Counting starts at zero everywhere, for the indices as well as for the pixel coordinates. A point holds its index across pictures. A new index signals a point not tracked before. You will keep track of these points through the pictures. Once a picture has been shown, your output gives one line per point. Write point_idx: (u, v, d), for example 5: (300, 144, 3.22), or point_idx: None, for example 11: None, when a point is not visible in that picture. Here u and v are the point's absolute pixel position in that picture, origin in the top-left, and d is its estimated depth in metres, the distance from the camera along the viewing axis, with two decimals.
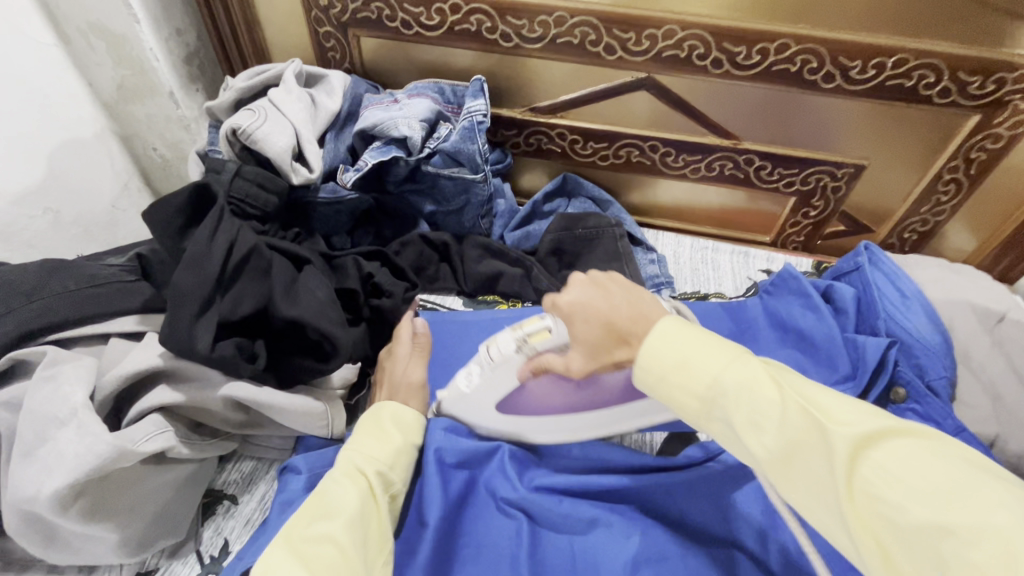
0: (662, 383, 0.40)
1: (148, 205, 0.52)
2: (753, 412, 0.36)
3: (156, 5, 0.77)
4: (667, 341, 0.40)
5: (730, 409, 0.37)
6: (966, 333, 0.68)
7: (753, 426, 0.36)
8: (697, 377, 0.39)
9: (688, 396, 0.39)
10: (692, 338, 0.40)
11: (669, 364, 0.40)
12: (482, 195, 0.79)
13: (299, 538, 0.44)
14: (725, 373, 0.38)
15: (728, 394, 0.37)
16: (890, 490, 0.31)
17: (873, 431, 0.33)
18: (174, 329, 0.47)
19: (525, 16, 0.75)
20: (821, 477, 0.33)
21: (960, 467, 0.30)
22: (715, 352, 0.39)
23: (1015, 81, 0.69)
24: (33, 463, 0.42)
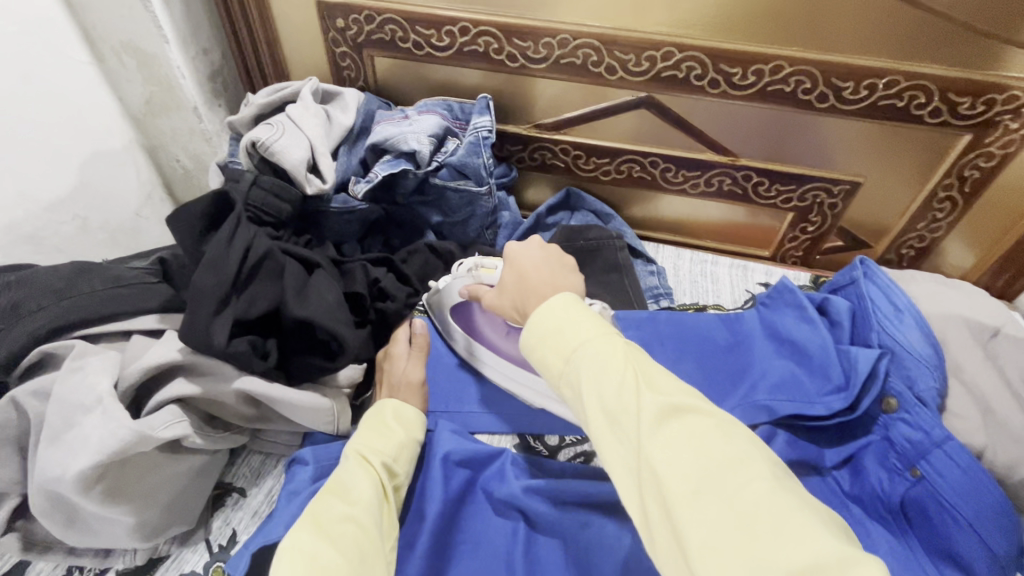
0: (536, 344, 0.46)
1: (171, 210, 0.55)
2: (597, 373, 0.41)
3: (185, 26, 0.82)
4: (555, 310, 0.46)
5: (584, 372, 0.42)
6: (957, 346, 0.70)
7: (594, 386, 0.41)
8: (567, 344, 0.44)
9: (556, 358, 0.45)
10: (574, 309, 0.46)
11: (549, 329, 0.46)
12: (487, 208, 0.83)
13: (322, 515, 0.46)
14: (590, 344, 0.43)
15: (586, 358, 0.43)
16: (680, 451, 0.36)
17: (680, 407, 0.39)
18: (193, 326, 0.50)
19: (530, 38, 0.79)
20: (631, 432, 0.39)
21: (734, 443, 0.37)
22: (589, 324, 0.45)
23: (1004, 103, 0.71)
24: (60, 446, 0.45)
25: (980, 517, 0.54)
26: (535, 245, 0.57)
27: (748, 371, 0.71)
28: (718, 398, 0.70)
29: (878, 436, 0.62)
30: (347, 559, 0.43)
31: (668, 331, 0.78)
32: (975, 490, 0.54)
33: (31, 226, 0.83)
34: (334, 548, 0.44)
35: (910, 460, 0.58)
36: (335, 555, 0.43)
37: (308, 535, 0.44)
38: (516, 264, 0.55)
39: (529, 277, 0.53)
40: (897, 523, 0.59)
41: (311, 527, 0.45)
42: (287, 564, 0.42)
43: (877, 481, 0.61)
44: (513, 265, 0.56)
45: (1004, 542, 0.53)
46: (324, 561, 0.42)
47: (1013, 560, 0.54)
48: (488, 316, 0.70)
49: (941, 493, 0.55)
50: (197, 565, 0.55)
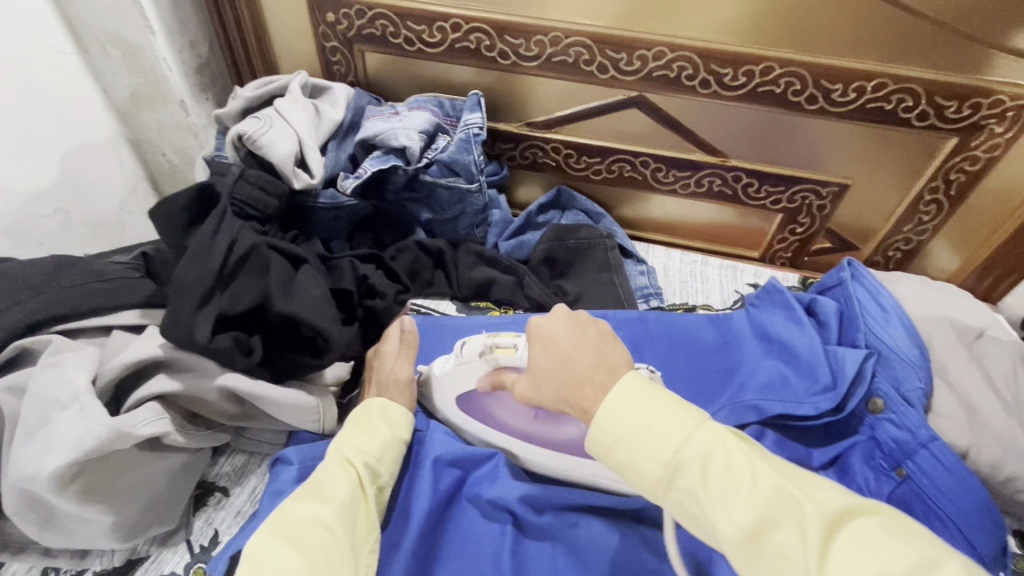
0: (625, 449, 0.40)
1: (154, 204, 0.54)
2: (719, 484, 0.36)
3: (171, 18, 0.81)
4: (635, 403, 0.41)
5: (701, 482, 0.37)
6: (943, 347, 0.70)
7: (723, 503, 0.36)
8: (665, 447, 0.38)
9: (656, 468, 0.39)
10: (656, 399, 0.41)
11: (636, 429, 0.40)
12: (477, 205, 0.82)
13: (286, 520, 0.46)
14: (692, 443, 0.38)
15: (697, 465, 0.37)
16: (859, 564, 0.32)
17: (826, 506, 0.35)
18: (175, 321, 0.49)
19: (522, 35, 0.79)
20: (789, 553, 0.34)
21: (910, 542, 0.32)
22: (684, 419, 0.39)
23: (990, 107, 0.72)
24: (34, 443, 0.44)
25: (964, 516, 0.54)
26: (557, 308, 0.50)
27: (736, 371, 0.71)
28: (707, 398, 0.70)
29: (864, 436, 0.62)
30: (309, 564, 0.43)
31: (657, 331, 0.78)
32: (960, 490, 0.55)
33: (11, 220, 0.81)
34: (298, 552, 0.43)
35: (896, 460, 0.59)
36: (298, 559, 0.43)
37: (272, 540, 0.44)
38: (551, 346, 0.47)
39: (572, 362, 0.45)
40: None
41: (272, 533, 0.44)
42: (247, 570, 0.42)
43: (862, 481, 0.61)
44: (549, 344, 0.48)
45: (987, 540, 0.54)
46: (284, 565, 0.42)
47: (997, 559, 0.54)
48: (505, 405, 0.62)
49: (927, 491, 0.56)
50: (177, 565, 0.53)
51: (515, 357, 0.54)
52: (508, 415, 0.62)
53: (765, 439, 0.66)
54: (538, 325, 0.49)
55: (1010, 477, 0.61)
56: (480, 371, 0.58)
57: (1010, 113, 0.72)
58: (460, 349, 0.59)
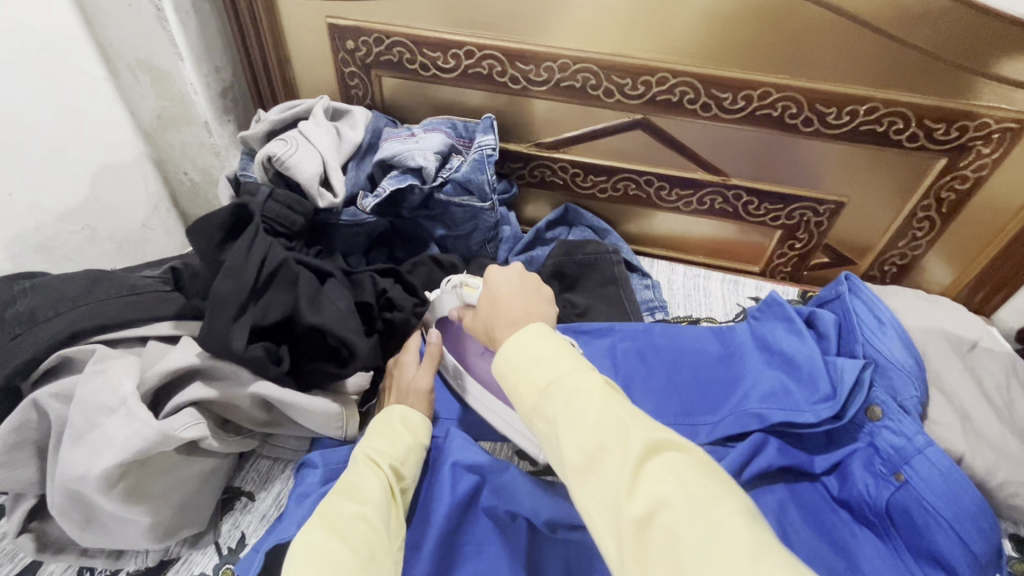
0: (509, 375, 0.46)
1: (191, 220, 0.58)
2: (573, 410, 0.41)
3: (199, 45, 0.86)
4: (531, 341, 0.47)
5: (560, 409, 0.42)
6: (939, 358, 0.73)
7: (570, 424, 0.41)
8: (542, 377, 0.44)
9: (530, 393, 0.44)
10: (548, 342, 0.46)
11: (522, 362, 0.46)
12: (490, 221, 0.86)
13: (332, 516, 0.48)
14: (564, 375, 0.43)
15: (561, 395, 0.43)
16: (661, 483, 0.36)
17: (660, 441, 0.39)
18: (213, 332, 0.53)
19: (532, 62, 0.83)
20: (612, 474, 0.38)
21: (711, 478, 0.37)
22: (568, 359, 0.45)
23: (976, 129, 0.76)
24: (83, 446, 0.47)
25: (960, 519, 0.56)
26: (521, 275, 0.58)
27: (740, 381, 0.74)
28: (712, 407, 0.73)
29: (863, 443, 0.65)
30: (356, 555, 0.45)
31: (662, 343, 0.81)
32: (955, 493, 0.57)
33: (42, 236, 0.85)
34: (345, 544, 0.45)
35: (895, 466, 0.61)
36: (348, 552, 0.45)
37: (320, 533, 0.46)
38: (492, 289, 0.56)
39: (502, 300, 0.54)
40: (884, 526, 0.61)
41: (322, 528, 0.46)
42: (299, 560, 0.43)
43: (863, 487, 0.63)
44: (490, 291, 0.56)
45: (982, 541, 0.56)
46: (337, 557, 0.44)
47: (993, 561, 0.56)
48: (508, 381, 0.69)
49: (923, 495, 0.58)
50: (207, 566, 0.56)
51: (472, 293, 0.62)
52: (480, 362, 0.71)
53: (769, 446, 0.67)
54: (491, 277, 0.57)
55: (1004, 482, 0.63)
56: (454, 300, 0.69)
57: (995, 135, 0.76)
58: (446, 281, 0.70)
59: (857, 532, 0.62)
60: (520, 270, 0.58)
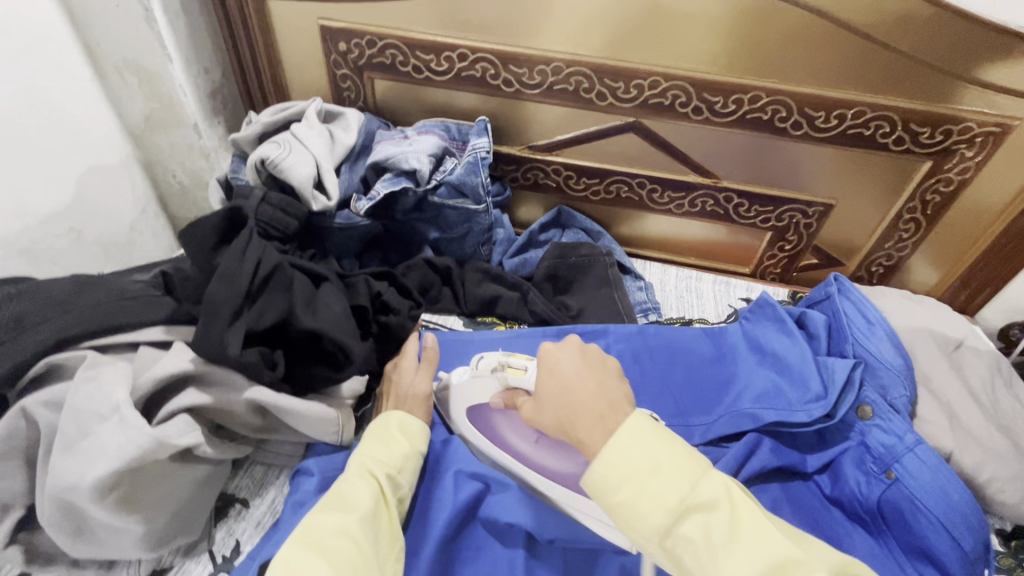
0: (627, 492, 0.40)
1: (183, 224, 0.57)
2: (723, 536, 0.38)
3: (188, 46, 0.85)
4: (644, 448, 0.41)
5: (704, 531, 0.38)
6: (925, 357, 0.75)
7: (725, 554, 0.37)
8: (672, 497, 0.39)
9: (659, 516, 0.39)
10: (663, 443, 0.41)
11: (645, 475, 0.40)
12: (484, 224, 0.85)
13: (314, 533, 0.48)
14: (699, 492, 0.39)
15: (702, 513, 0.39)
16: None
17: (821, 558, 0.38)
18: (207, 336, 0.52)
19: (525, 65, 0.84)
20: None
21: None
22: (688, 466, 0.40)
23: (959, 133, 0.78)
24: (75, 455, 0.46)
25: (949, 516, 0.58)
26: (569, 342, 0.50)
27: (733, 381, 0.75)
28: (706, 408, 0.74)
29: (855, 441, 0.66)
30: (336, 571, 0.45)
31: (657, 344, 0.81)
32: (942, 490, 0.59)
33: (28, 240, 0.83)
34: (326, 561, 0.45)
35: (885, 464, 0.62)
36: (327, 569, 0.45)
37: (300, 551, 0.46)
38: (555, 373, 0.48)
39: (576, 394, 0.46)
40: (874, 524, 0.62)
41: (302, 544, 0.46)
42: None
43: (854, 485, 0.64)
44: (553, 375, 0.48)
45: (971, 537, 0.57)
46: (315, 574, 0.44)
47: (980, 556, 0.57)
48: (513, 426, 0.67)
49: (913, 494, 0.59)
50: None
51: (523, 379, 0.59)
52: (506, 426, 0.67)
53: (762, 448, 0.68)
54: (550, 359, 0.49)
55: (989, 478, 0.64)
56: (490, 387, 0.63)
57: (978, 138, 0.78)
58: (476, 364, 0.65)
59: (850, 530, 0.63)
60: (577, 340, 0.50)
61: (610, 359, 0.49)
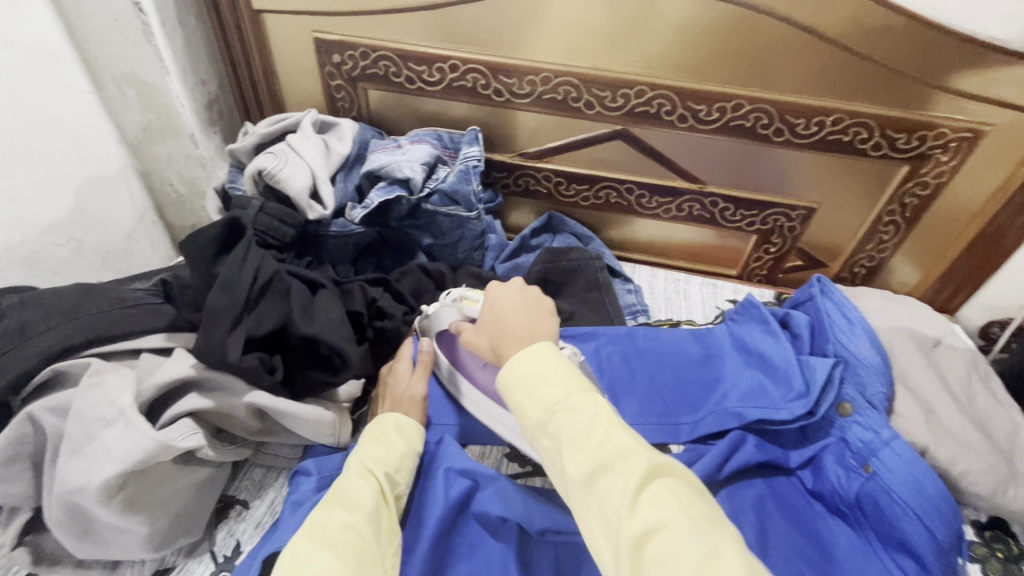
0: (519, 393, 0.50)
1: (185, 235, 0.59)
2: (577, 432, 0.46)
3: (186, 59, 0.87)
4: (537, 361, 0.51)
5: (567, 429, 0.47)
6: (904, 355, 0.77)
7: (575, 446, 0.45)
8: (546, 398, 0.49)
9: (535, 410, 0.49)
10: (555, 362, 0.51)
11: (529, 380, 0.50)
12: (476, 231, 0.88)
13: (321, 527, 0.49)
14: (569, 398, 0.48)
15: (567, 415, 0.47)
16: (657, 505, 0.41)
17: (658, 466, 0.44)
18: (208, 343, 0.54)
19: (515, 75, 0.86)
20: (611, 492, 0.43)
21: (701, 501, 0.42)
22: (568, 380, 0.49)
23: (934, 139, 0.80)
24: (82, 458, 0.48)
25: (924, 507, 0.60)
26: (514, 285, 0.62)
27: (719, 381, 0.77)
28: (693, 407, 0.76)
29: (835, 437, 0.68)
30: (345, 564, 0.46)
31: (646, 346, 0.83)
32: (917, 482, 0.61)
33: (28, 250, 0.85)
34: (334, 554, 0.47)
35: (863, 458, 0.65)
36: (336, 561, 0.46)
37: (309, 544, 0.47)
38: (497, 306, 0.59)
39: (507, 319, 0.57)
40: (854, 516, 0.65)
41: (311, 538, 0.48)
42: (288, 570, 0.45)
43: (835, 479, 0.66)
44: (493, 306, 0.60)
45: (945, 527, 0.59)
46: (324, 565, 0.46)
47: (954, 546, 0.60)
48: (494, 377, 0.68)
49: (890, 486, 0.62)
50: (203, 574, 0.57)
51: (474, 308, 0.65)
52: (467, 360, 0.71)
53: (747, 443, 0.70)
54: (494, 293, 0.61)
55: (964, 472, 0.67)
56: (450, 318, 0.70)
57: (952, 143, 0.80)
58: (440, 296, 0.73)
59: (830, 522, 0.65)
60: (519, 285, 0.62)
61: (545, 300, 0.61)
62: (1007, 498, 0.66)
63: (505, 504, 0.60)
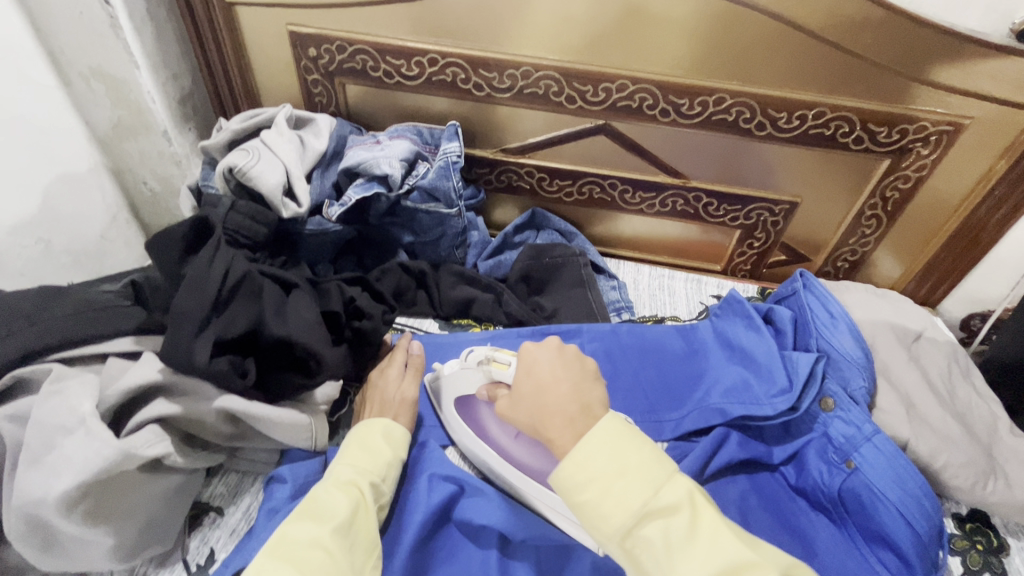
0: (589, 490, 0.41)
1: (151, 234, 0.57)
2: (681, 538, 0.38)
3: (156, 52, 0.85)
4: (612, 448, 0.42)
5: (664, 534, 0.39)
6: (886, 349, 0.78)
7: (682, 556, 0.38)
8: (634, 497, 0.40)
9: (621, 515, 0.40)
10: (632, 447, 0.42)
11: (607, 476, 0.41)
12: (457, 227, 0.86)
13: (287, 545, 0.47)
14: (660, 492, 0.40)
15: (662, 517, 0.39)
16: None
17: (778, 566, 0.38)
18: (175, 346, 0.52)
19: (495, 69, 0.85)
20: None
21: None
22: (652, 467, 0.41)
23: (915, 132, 0.80)
24: (40, 468, 0.46)
25: (905, 502, 0.60)
26: (548, 343, 0.51)
27: (703, 377, 0.77)
28: (676, 404, 0.76)
29: (817, 433, 0.68)
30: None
31: (629, 343, 0.82)
32: (898, 477, 0.61)
33: None
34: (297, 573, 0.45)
35: (846, 454, 0.64)
36: None
37: (273, 563, 0.45)
38: (532, 373, 0.49)
39: (547, 390, 0.47)
40: (836, 511, 0.64)
41: (275, 557, 0.46)
42: None
43: (817, 474, 0.66)
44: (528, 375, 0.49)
45: (925, 522, 0.59)
46: None
47: (935, 539, 0.60)
48: (494, 418, 0.66)
49: (871, 482, 0.62)
50: None
51: (505, 373, 0.55)
52: (495, 428, 0.66)
53: (730, 442, 0.70)
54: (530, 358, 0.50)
55: (944, 465, 0.67)
56: (478, 380, 0.61)
57: (932, 137, 0.81)
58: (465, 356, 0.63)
59: (813, 518, 0.65)
60: (556, 342, 0.50)
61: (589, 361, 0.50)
62: (985, 490, 0.67)
63: (487, 513, 0.59)
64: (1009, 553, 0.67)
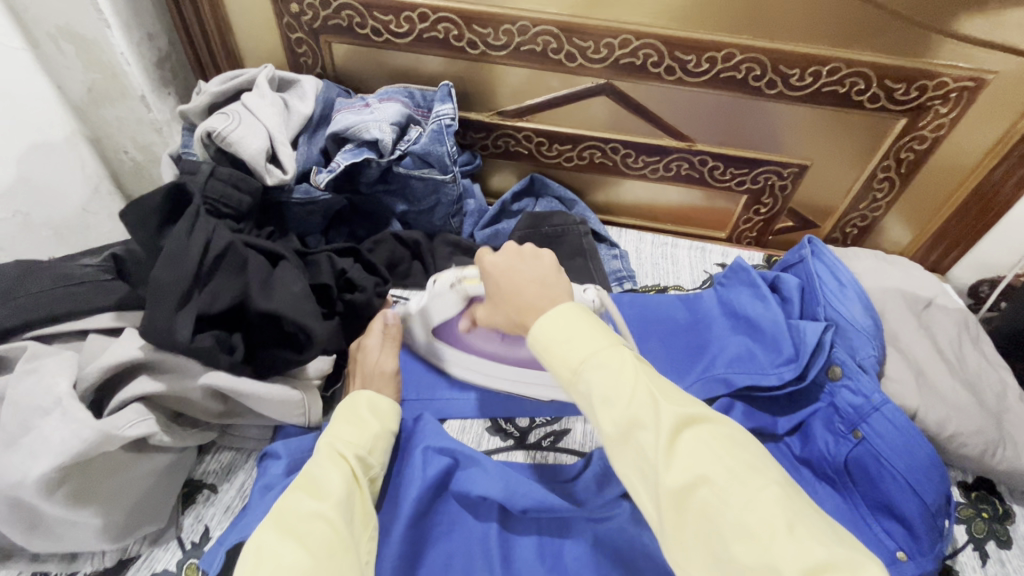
0: (542, 354, 0.45)
1: (124, 204, 0.53)
2: (609, 388, 0.41)
3: (127, 10, 0.79)
4: (560, 320, 0.46)
5: (594, 385, 0.42)
6: (897, 317, 0.75)
7: (608, 402, 0.41)
8: (574, 355, 0.44)
9: (564, 369, 0.44)
10: (583, 321, 0.46)
11: (554, 340, 0.45)
12: (452, 195, 0.83)
13: (289, 517, 0.46)
14: (596, 352, 0.43)
15: (596, 371, 0.42)
16: (697, 458, 0.38)
17: (691, 414, 0.40)
18: (155, 321, 0.50)
19: (489, 24, 0.79)
20: (647, 450, 0.39)
21: (747, 454, 0.38)
22: (597, 336, 0.44)
23: (934, 88, 0.76)
24: (16, 451, 0.45)
25: (912, 471, 0.58)
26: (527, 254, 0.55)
27: (706, 348, 0.75)
28: (679, 374, 0.74)
29: (824, 403, 0.66)
30: (314, 557, 0.43)
31: (634, 314, 0.81)
32: (908, 448, 0.59)
33: None
34: (302, 546, 0.43)
35: (852, 423, 0.63)
36: (306, 553, 0.43)
37: (274, 536, 0.44)
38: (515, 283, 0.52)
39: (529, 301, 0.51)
40: (842, 482, 0.63)
41: (278, 531, 0.44)
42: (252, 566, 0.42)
43: (823, 445, 0.65)
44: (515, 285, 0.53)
45: (931, 489, 0.58)
46: (293, 560, 0.42)
47: (942, 508, 0.58)
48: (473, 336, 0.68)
49: (879, 451, 0.60)
50: (169, 563, 0.54)
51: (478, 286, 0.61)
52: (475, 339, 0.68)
53: (735, 410, 0.69)
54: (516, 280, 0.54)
55: (953, 434, 0.65)
56: (451, 304, 0.64)
57: (953, 94, 0.76)
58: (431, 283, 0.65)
59: (818, 488, 0.64)
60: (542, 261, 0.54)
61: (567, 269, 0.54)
62: (993, 458, 0.66)
63: (485, 483, 0.58)
64: (1014, 520, 0.67)
